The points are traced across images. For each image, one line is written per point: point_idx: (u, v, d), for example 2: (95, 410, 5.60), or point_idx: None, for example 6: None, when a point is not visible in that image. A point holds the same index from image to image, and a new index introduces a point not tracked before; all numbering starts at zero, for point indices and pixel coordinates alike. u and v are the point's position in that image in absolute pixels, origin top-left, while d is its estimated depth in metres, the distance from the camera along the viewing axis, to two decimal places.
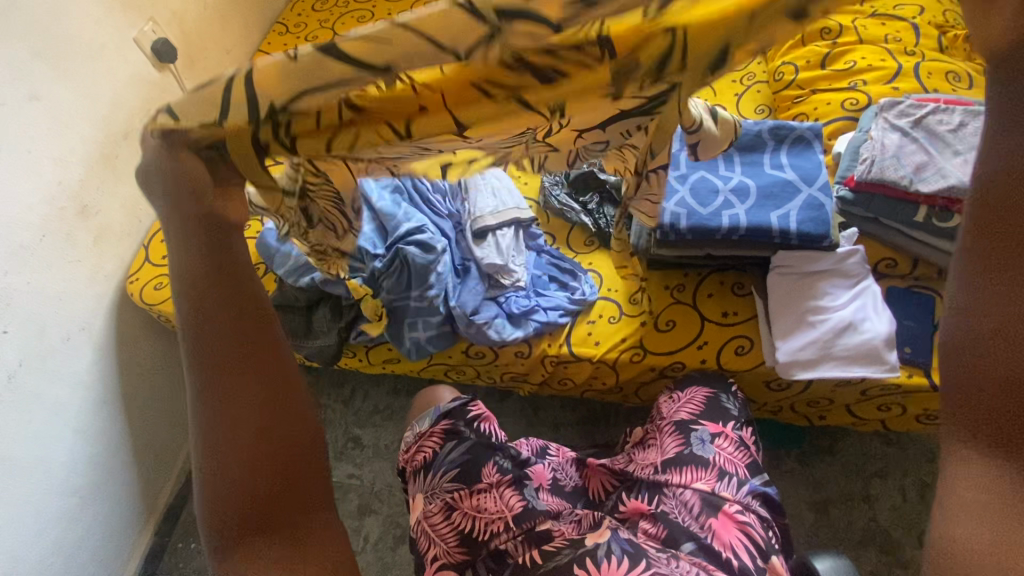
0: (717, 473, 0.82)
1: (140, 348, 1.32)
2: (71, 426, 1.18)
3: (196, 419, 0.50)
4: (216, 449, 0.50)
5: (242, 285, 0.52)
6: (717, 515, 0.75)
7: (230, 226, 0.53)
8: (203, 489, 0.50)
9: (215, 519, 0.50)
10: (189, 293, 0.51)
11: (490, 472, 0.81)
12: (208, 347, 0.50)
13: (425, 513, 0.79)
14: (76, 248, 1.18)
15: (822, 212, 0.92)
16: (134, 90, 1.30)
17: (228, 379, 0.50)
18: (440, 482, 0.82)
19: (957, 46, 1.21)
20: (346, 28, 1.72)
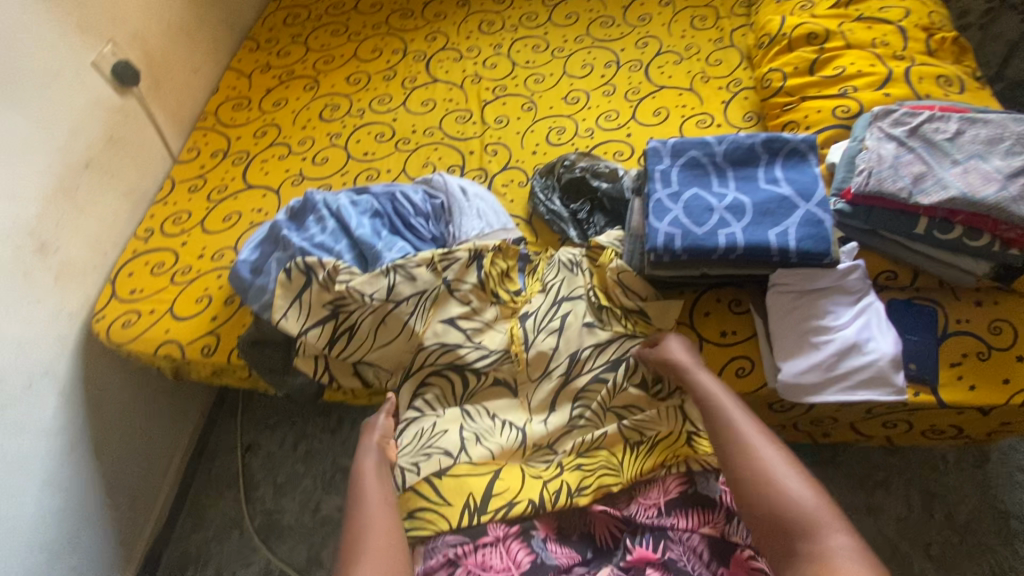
0: (726, 515, 0.80)
1: (110, 389, 1.25)
2: (37, 476, 1.10)
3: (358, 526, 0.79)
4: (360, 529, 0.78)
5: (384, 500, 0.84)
6: (728, 563, 0.75)
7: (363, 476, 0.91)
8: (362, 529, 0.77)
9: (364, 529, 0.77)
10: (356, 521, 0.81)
11: (495, 526, 0.82)
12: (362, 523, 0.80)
13: (428, 569, 0.80)
14: (36, 288, 1.11)
15: (822, 228, 0.88)
16: (95, 116, 1.23)
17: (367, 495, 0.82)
18: (442, 537, 0.82)
19: (946, 48, 1.19)
20: (320, 43, 1.66)
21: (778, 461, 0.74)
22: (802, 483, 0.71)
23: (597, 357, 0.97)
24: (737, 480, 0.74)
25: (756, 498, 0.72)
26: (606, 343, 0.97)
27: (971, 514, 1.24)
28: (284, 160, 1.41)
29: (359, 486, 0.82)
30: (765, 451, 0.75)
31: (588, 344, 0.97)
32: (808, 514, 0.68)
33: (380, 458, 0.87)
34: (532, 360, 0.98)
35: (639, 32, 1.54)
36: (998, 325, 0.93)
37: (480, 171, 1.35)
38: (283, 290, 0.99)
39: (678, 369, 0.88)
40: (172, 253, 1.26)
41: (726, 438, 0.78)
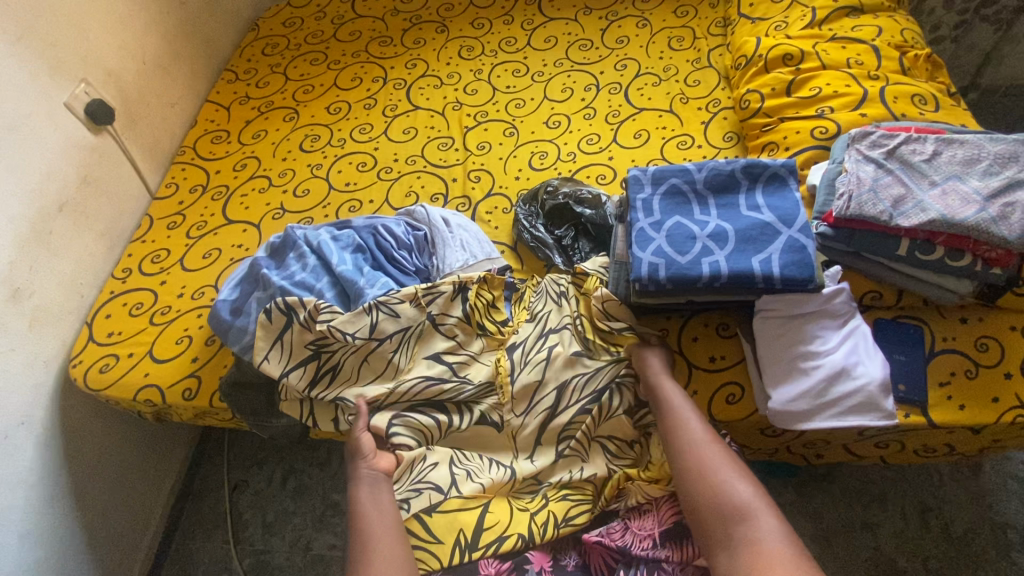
0: None
1: (89, 435, 1.21)
2: (13, 532, 1.06)
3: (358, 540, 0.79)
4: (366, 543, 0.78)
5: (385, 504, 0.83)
6: None
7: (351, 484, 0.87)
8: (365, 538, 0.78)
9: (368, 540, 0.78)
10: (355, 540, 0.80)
11: (489, 565, 0.81)
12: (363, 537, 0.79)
13: None
14: (9, 336, 1.08)
15: (805, 254, 0.88)
16: (69, 157, 1.21)
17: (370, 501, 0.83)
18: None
19: (919, 66, 1.21)
20: (299, 72, 1.66)
21: (717, 458, 0.77)
22: (737, 478, 0.75)
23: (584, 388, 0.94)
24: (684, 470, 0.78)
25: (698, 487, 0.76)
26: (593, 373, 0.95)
27: (968, 526, 1.23)
28: (264, 193, 1.40)
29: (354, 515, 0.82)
30: (706, 449, 0.79)
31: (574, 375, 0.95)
32: (742, 502, 0.72)
33: (371, 478, 0.86)
34: (517, 392, 0.94)
35: (617, 55, 1.54)
36: (984, 342, 0.93)
37: (464, 199, 1.34)
38: (264, 331, 0.97)
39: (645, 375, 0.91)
40: (151, 292, 1.24)
41: (677, 438, 0.82)
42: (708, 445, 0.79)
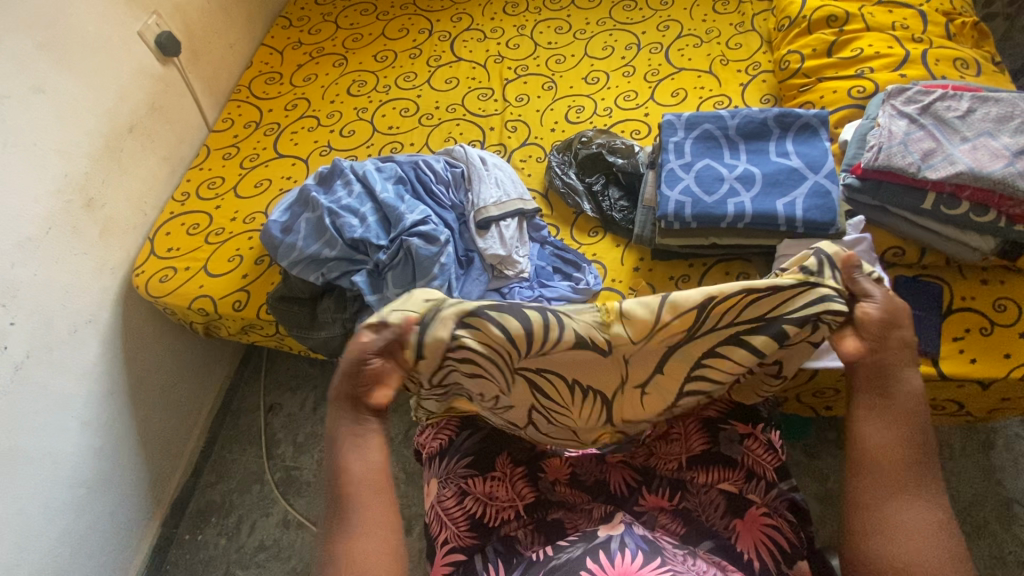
0: (744, 474, 0.80)
1: (146, 340, 1.33)
2: (77, 417, 1.18)
3: (334, 502, 0.64)
4: (348, 514, 0.63)
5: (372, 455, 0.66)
6: (741, 517, 0.76)
7: (333, 440, 0.66)
8: (355, 496, 0.64)
9: (355, 497, 0.64)
10: (335, 499, 0.64)
11: (502, 463, 0.85)
12: (345, 501, 0.64)
13: (439, 498, 0.83)
14: (82, 240, 1.19)
15: (829, 199, 0.93)
16: (138, 83, 1.31)
17: (355, 457, 0.65)
18: (455, 468, 0.85)
19: (965, 33, 1.20)
20: (349, 22, 1.72)
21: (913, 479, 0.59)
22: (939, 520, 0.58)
23: (753, 308, 0.60)
24: (871, 471, 0.60)
25: (877, 502, 0.59)
26: (782, 291, 0.59)
27: (973, 499, 1.22)
28: (313, 131, 1.47)
29: (328, 466, 0.66)
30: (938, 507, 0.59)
31: (756, 291, 0.59)
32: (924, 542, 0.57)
33: (357, 416, 0.67)
34: (631, 314, 0.61)
35: (660, 16, 1.56)
36: (1003, 303, 0.95)
37: (500, 146, 1.39)
38: (328, 240, 1.07)
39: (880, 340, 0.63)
40: (206, 215, 1.33)
41: (908, 467, 0.59)
42: (943, 499, 0.59)
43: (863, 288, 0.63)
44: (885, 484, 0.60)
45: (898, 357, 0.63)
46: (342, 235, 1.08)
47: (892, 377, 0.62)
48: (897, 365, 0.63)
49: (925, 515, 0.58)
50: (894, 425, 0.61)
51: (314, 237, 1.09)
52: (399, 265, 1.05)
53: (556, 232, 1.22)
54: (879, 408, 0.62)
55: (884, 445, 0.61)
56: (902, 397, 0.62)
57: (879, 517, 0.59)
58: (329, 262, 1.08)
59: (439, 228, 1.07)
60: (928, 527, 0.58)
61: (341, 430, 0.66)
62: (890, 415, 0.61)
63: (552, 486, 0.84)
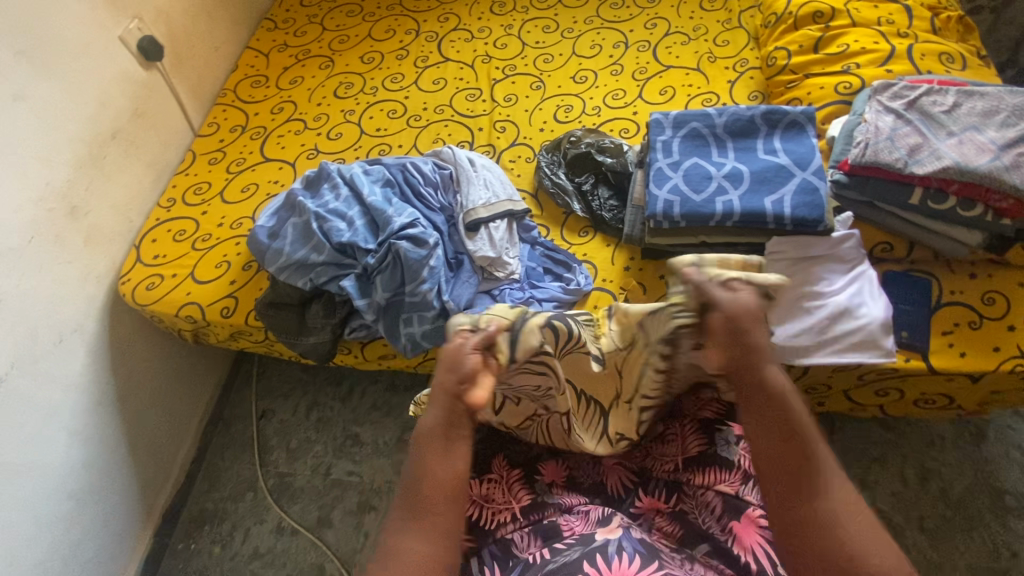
0: (742, 476, 0.79)
1: (134, 348, 1.31)
2: (65, 428, 1.17)
3: (408, 496, 0.64)
4: (417, 511, 0.63)
5: (457, 463, 0.66)
6: (739, 519, 0.75)
7: (426, 435, 0.67)
8: (427, 496, 0.64)
9: (423, 497, 0.64)
10: (409, 491, 0.65)
11: (499, 466, 0.85)
12: (418, 498, 0.64)
13: None
14: (66, 249, 1.17)
15: (817, 195, 0.93)
16: (121, 89, 1.29)
17: (442, 458, 0.66)
18: None
19: (951, 27, 1.21)
20: (335, 23, 1.71)
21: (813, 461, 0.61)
22: (847, 495, 0.59)
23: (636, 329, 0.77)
24: (775, 469, 0.62)
25: (791, 500, 0.60)
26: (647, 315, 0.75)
27: (966, 490, 1.23)
28: (300, 135, 1.46)
29: (412, 463, 0.67)
30: (845, 486, 0.60)
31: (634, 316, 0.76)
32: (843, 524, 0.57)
33: (457, 416, 0.67)
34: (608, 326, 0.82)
35: (648, 14, 1.55)
36: (991, 296, 0.95)
37: (489, 147, 1.38)
38: (316, 246, 1.07)
39: (737, 339, 0.66)
40: (193, 221, 1.32)
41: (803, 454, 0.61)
42: (842, 474, 0.61)
43: (714, 297, 0.68)
44: (793, 478, 0.61)
45: (758, 353, 0.66)
46: (329, 239, 1.07)
47: (762, 371, 0.66)
48: (763, 359, 0.66)
49: (837, 501, 0.59)
50: (779, 417, 0.63)
51: (302, 241, 1.08)
52: (387, 269, 1.04)
53: (546, 232, 1.21)
54: (762, 404, 0.64)
55: (776, 440, 0.63)
56: (778, 387, 0.65)
57: (798, 513, 0.59)
58: (317, 267, 1.07)
59: (428, 231, 1.07)
60: (843, 509, 0.58)
61: (438, 425, 0.67)
62: (773, 409, 0.64)
63: (548, 487, 0.83)
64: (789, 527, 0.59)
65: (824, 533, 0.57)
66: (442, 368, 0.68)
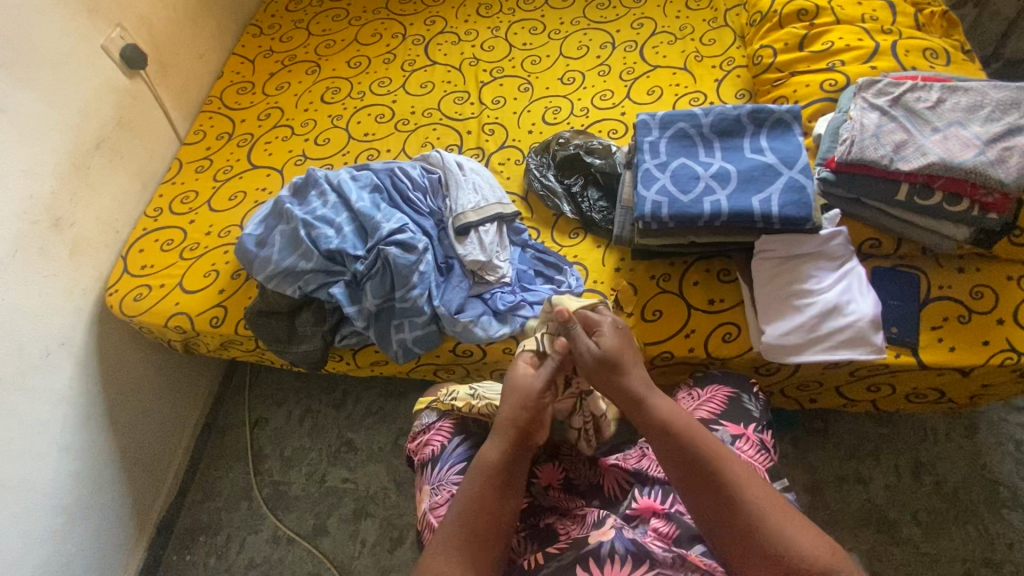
0: None
1: (123, 360, 1.30)
2: (54, 442, 1.15)
3: (469, 520, 0.67)
4: (475, 538, 0.66)
5: (515, 502, 0.70)
6: None
7: (495, 467, 0.71)
8: (484, 526, 0.67)
9: (482, 527, 0.66)
10: (470, 516, 0.67)
11: None
12: (478, 526, 0.66)
13: (432, 505, 0.81)
14: (51, 262, 1.16)
15: (804, 193, 0.93)
16: (105, 99, 1.28)
17: (506, 494, 0.69)
18: (447, 475, 0.84)
19: (934, 23, 1.21)
20: (321, 28, 1.70)
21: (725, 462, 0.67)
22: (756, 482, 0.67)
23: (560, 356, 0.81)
24: (696, 481, 0.67)
25: (722, 505, 0.65)
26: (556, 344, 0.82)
27: (960, 482, 1.24)
28: (287, 141, 1.45)
29: (472, 491, 0.69)
30: (755, 485, 0.66)
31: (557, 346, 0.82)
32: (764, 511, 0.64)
33: (522, 454, 0.72)
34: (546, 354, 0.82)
35: (634, 14, 1.55)
36: (980, 290, 0.95)
37: (478, 149, 1.38)
38: (305, 252, 1.06)
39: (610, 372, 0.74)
40: (180, 230, 1.31)
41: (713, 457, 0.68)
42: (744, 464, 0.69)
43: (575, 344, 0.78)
44: (716, 484, 0.66)
45: (632, 379, 0.74)
46: (317, 246, 1.06)
47: (648, 394, 0.73)
48: (639, 384, 0.74)
49: (753, 492, 0.65)
50: (681, 432, 0.69)
51: (290, 249, 1.07)
52: (377, 275, 1.04)
53: (537, 234, 1.21)
54: (664, 424, 0.70)
55: (688, 454, 0.68)
56: (666, 406, 0.72)
57: (731, 514, 0.64)
58: (307, 275, 1.07)
59: (417, 236, 1.06)
60: (760, 496, 0.65)
61: (503, 459, 0.71)
62: (672, 427, 0.70)
63: (545, 491, 0.83)
64: (727, 531, 0.64)
65: (760, 525, 0.63)
66: (515, 400, 0.74)
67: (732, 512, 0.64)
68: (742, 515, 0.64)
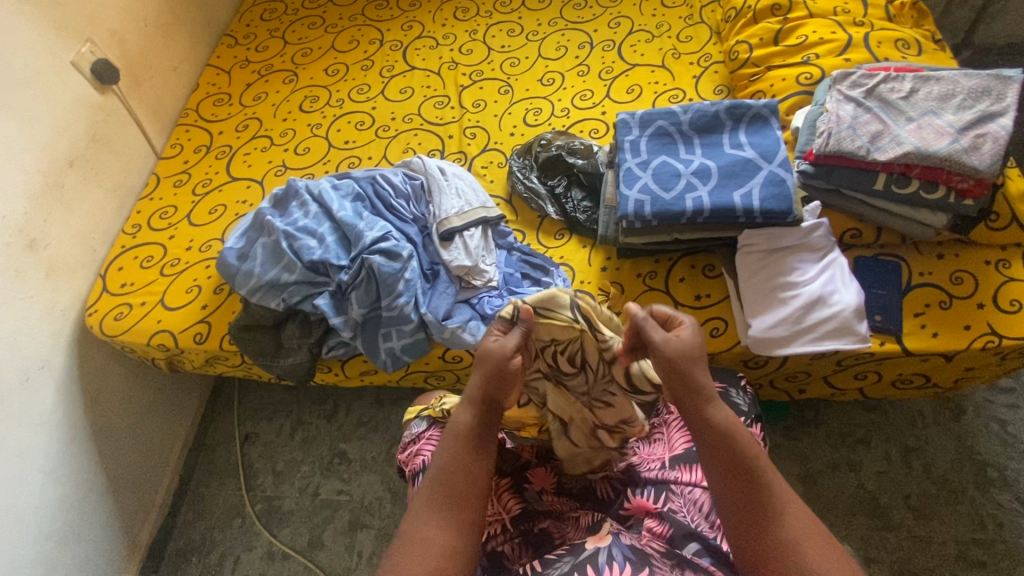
0: None
1: (105, 380, 1.27)
2: (39, 468, 1.13)
3: (441, 487, 0.65)
4: (445, 503, 0.64)
5: (486, 461, 0.68)
6: None
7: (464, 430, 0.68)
8: (458, 492, 0.65)
9: (455, 492, 0.65)
10: (440, 482, 0.66)
11: None
12: (449, 492, 0.65)
13: None
14: (27, 284, 1.13)
15: (784, 187, 0.94)
16: (77, 116, 1.26)
17: (476, 457, 0.67)
18: None
19: (905, 13, 1.23)
20: (297, 36, 1.68)
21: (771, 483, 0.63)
22: (800, 511, 0.62)
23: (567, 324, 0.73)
24: (733, 493, 0.63)
25: (755, 522, 0.61)
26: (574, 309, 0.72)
27: (949, 465, 1.25)
28: (266, 152, 1.43)
29: (444, 456, 0.68)
30: (797, 514, 0.61)
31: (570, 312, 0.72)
32: (800, 539, 0.60)
33: (491, 415, 0.69)
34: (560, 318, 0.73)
35: (611, 13, 1.56)
36: (959, 275, 0.97)
37: (460, 154, 1.37)
38: (287, 265, 1.05)
39: (680, 371, 0.66)
40: (160, 246, 1.29)
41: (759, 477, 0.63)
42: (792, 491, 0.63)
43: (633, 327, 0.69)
44: (755, 501, 0.62)
45: (702, 382, 0.66)
46: (300, 258, 1.05)
47: (711, 399, 0.66)
48: (707, 389, 0.66)
49: (793, 521, 0.61)
50: (731, 442, 0.64)
51: (272, 262, 1.06)
52: (362, 285, 1.03)
53: (522, 236, 1.21)
54: (714, 432, 0.65)
55: (732, 465, 0.64)
56: (725, 414, 0.66)
57: (762, 533, 0.61)
58: (289, 287, 1.05)
59: (400, 243, 1.05)
60: (800, 526, 0.60)
61: (473, 422, 0.68)
62: (724, 435, 0.64)
63: (539, 495, 0.83)
64: (752, 546, 0.61)
65: (797, 551, 0.59)
66: (483, 369, 0.69)
67: (766, 531, 0.61)
68: (778, 538, 0.60)
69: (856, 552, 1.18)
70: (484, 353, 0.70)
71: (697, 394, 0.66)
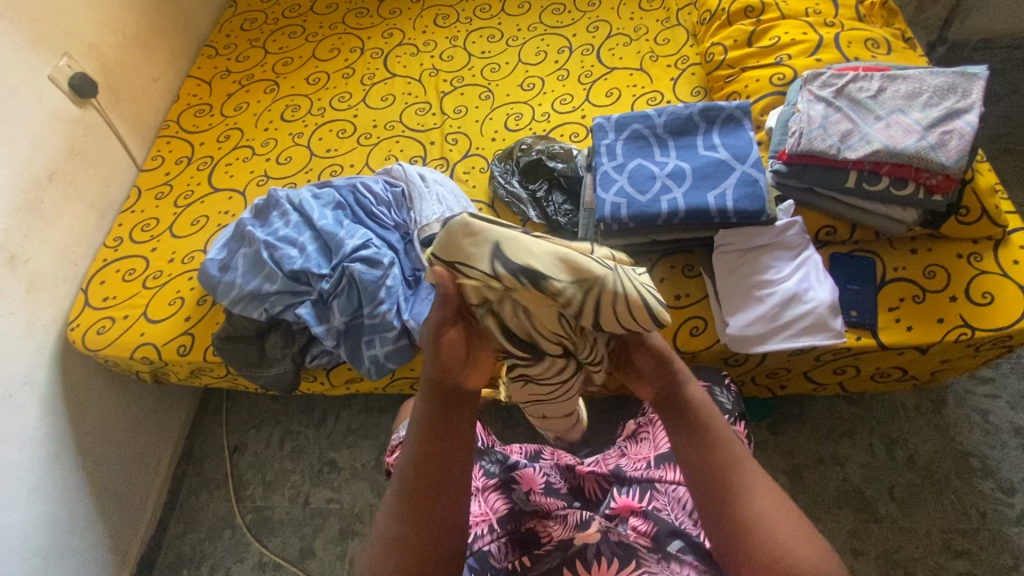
0: None
1: (89, 394, 1.27)
2: (24, 484, 1.13)
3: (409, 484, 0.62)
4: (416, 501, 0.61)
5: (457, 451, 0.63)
6: None
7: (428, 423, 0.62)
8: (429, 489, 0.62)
9: (424, 489, 0.62)
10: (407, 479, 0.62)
11: (476, 478, 0.85)
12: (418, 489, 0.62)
13: None
14: (7, 300, 1.13)
15: (756, 186, 0.96)
16: (55, 130, 1.25)
17: (445, 449, 0.62)
18: None
19: (875, 13, 1.25)
20: (278, 46, 1.68)
21: (740, 459, 0.63)
22: (769, 487, 0.62)
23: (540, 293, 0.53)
24: (705, 465, 0.63)
25: (726, 495, 0.61)
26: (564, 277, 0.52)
27: (932, 455, 1.27)
28: (248, 162, 1.43)
29: (411, 450, 0.63)
30: (767, 488, 0.61)
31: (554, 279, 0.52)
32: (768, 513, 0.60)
33: (455, 400, 0.63)
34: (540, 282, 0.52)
35: (589, 17, 1.58)
36: (932, 269, 0.99)
37: (442, 160, 1.38)
38: (270, 274, 1.05)
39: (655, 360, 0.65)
40: (143, 259, 1.29)
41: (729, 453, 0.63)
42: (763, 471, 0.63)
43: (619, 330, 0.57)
44: (725, 475, 0.62)
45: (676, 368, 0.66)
46: (281, 268, 1.05)
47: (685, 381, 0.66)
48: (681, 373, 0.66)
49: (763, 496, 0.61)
50: (704, 420, 0.64)
51: (254, 272, 1.06)
52: (343, 293, 1.03)
53: None
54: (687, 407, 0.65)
55: (704, 441, 0.63)
56: (698, 393, 0.66)
57: (732, 508, 0.60)
58: (271, 296, 1.06)
59: (381, 251, 1.06)
60: (769, 502, 0.60)
61: (436, 414, 0.62)
62: (696, 412, 0.65)
63: (527, 496, 0.81)
64: (722, 519, 0.61)
65: (768, 529, 0.59)
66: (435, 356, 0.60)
67: (738, 507, 0.60)
68: (750, 516, 0.59)
69: (842, 544, 1.20)
70: (436, 344, 0.59)
71: (671, 376, 0.66)
